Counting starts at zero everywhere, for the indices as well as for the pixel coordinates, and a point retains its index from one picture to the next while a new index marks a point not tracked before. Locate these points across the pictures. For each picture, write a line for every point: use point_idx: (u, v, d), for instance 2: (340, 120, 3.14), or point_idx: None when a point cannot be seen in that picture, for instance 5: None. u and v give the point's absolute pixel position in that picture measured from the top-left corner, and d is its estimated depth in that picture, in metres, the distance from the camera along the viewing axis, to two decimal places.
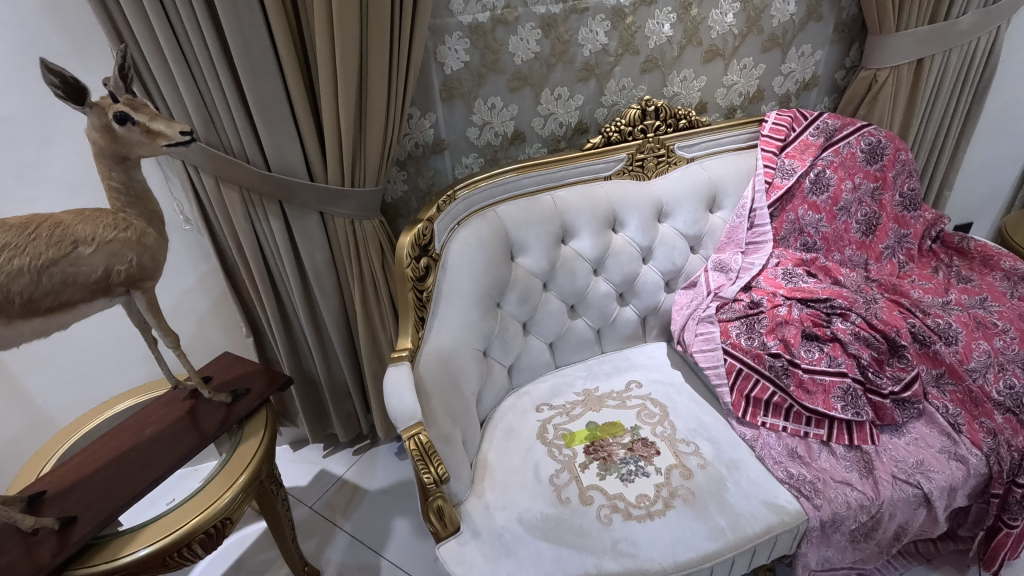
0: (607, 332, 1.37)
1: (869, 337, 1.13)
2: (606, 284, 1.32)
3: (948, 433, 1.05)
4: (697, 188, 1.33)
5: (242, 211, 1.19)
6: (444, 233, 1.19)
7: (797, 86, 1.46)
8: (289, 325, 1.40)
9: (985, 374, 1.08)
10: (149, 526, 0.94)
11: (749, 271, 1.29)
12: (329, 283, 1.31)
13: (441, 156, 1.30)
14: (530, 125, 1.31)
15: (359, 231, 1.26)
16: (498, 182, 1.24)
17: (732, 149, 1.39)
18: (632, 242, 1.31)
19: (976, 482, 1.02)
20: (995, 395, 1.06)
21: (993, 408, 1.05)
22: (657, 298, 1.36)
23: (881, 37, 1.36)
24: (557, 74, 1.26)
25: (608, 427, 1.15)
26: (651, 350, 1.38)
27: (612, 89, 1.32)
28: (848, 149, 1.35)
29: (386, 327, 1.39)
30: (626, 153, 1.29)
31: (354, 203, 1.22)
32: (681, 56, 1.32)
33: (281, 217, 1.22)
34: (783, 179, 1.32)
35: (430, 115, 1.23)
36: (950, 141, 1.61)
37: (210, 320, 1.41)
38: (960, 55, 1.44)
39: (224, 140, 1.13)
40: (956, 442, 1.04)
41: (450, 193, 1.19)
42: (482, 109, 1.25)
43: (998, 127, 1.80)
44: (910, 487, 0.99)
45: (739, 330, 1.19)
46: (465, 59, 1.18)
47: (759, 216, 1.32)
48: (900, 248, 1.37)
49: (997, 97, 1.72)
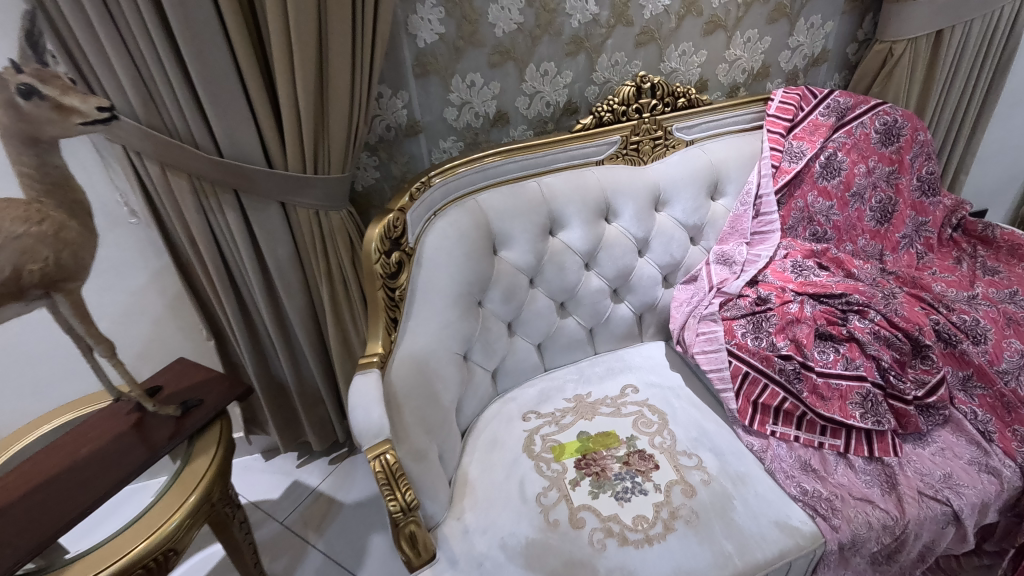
0: (600, 332, 1.25)
1: (890, 337, 1.01)
2: (599, 279, 1.20)
3: (977, 441, 0.95)
4: (697, 174, 1.21)
5: (194, 202, 1.07)
6: (418, 224, 1.08)
7: (804, 62, 1.34)
8: (254, 326, 1.28)
9: (1017, 376, 0.98)
10: (81, 559, 0.82)
11: (754, 265, 1.17)
12: (294, 281, 1.20)
13: (416, 139, 1.18)
14: (514, 105, 1.19)
15: (325, 223, 1.14)
16: (477, 168, 1.12)
17: (736, 130, 1.27)
18: (626, 233, 1.19)
19: (1010, 496, 0.91)
20: None
21: None
22: (654, 294, 1.25)
23: (897, 6, 1.24)
24: (543, 48, 1.14)
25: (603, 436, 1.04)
26: (648, 350, 1.27)
27: (604, 65, 1.20)
28: (861, 130, 1.24)
29: (359, 328, 1.28)
30: (620, 135, 1.18)
31: (318, 193, 1.10)
32: (680, 28, 1.20)
33: (237, 208, 1.10)
34: (791, 162, 1.21)
35: (403, 93, 1.11)
36: (965, 120, 1.50)
37: (166, 322, 1.29)
38: (983, 25, 1.32)
39: (170, 122, 1.01)
40: (987, 452, 0.93)
41: (425, 180, 1.07)
42: (460, 87, 1.13)
43: (1016, 107, 1.69)
44: (938, 504, 0.88)
45: (745, 329, 1.08)
46: (440, 30, 1.06)
47: (765, 203, 1.20)
48: (917, 237, 1.27)
49: (1017, 74, 1.61)
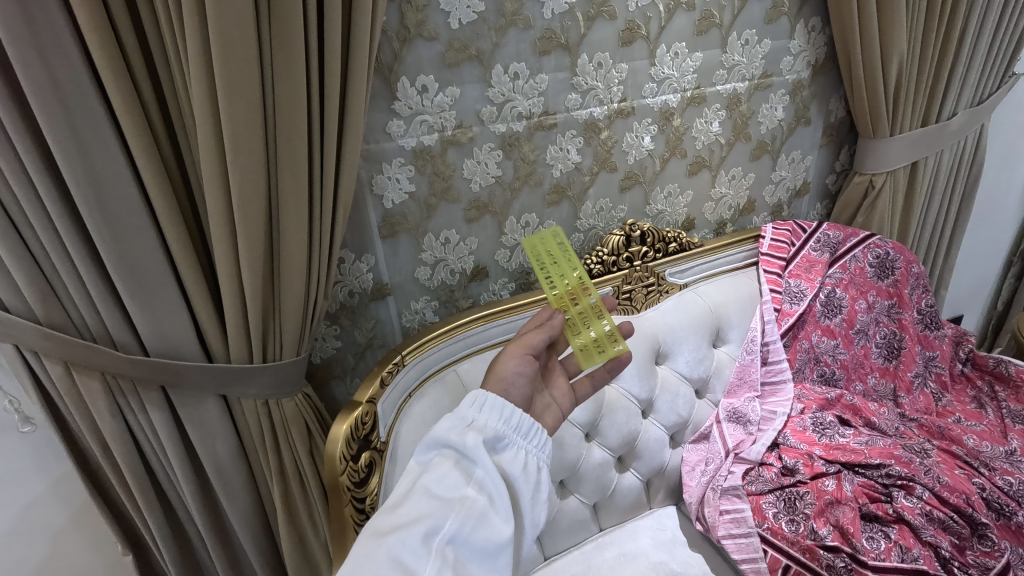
0: (605, 507, 1.07)
1: (944, 519, 0.87)
2: (602, 450, 1.03)
3: (921, 540, 0.86)
4: (697, 321, 1.11)
5: (109, 407, 0.86)
6: (390, 413, 0.90)
7: (789, 194, 1.28)
8: (183, 534, 1.03)
9: (960, 526, 0.87)
10: None
11: (771, 423, 1.06)
12: (237, 483, 0.96)
13: (384, 303, 1.01)
14: (493, 259, 1.06)
15: (275, 413, 0.93)
16: (459, 336, 1.00)
17: (729, 270, 1.18)
18: (628, 395, 1.04)
19: (925, 556, 0.84)
20: (965, 535, 0.86)
21: (943, 531, 0.87)
22: (661, 458, 1.09)
23: (873, 141, 1.21)
24: (522, 199, 1.03)
25: (609, 359, 0.83)
26: (659, 521, 1.10)
27: (588, 212, 1.09)
28: (856, 263, 1.19)
29: (319, 529, 1.02)
30: (611, 286, 1.05)
31: (264, 379, 0.89)
32: (664, 170, 1.12)
33: (165, 405, 0.88)
34: (793, 304, 1.13)
35: (368, 257, 0.95)
36: (935, 257, 1.46)
37: (70, 535, 1.02)
38: (951, 155, 1.30)
39: (81, 321, 0.82)
40: (899, 527, 0.87)
41: (398, 360, 0.92)
42: (433, 245, 0.99)
43: (1000, 224, 1.61)
44: (878, 535, 0.87)
45: (777, 509, 0.93)
46: (410, 189, 0.93)
47: (773, 350, 1.11)
48: (929, 374, 1.19)
49: (998, 200, 1.55)
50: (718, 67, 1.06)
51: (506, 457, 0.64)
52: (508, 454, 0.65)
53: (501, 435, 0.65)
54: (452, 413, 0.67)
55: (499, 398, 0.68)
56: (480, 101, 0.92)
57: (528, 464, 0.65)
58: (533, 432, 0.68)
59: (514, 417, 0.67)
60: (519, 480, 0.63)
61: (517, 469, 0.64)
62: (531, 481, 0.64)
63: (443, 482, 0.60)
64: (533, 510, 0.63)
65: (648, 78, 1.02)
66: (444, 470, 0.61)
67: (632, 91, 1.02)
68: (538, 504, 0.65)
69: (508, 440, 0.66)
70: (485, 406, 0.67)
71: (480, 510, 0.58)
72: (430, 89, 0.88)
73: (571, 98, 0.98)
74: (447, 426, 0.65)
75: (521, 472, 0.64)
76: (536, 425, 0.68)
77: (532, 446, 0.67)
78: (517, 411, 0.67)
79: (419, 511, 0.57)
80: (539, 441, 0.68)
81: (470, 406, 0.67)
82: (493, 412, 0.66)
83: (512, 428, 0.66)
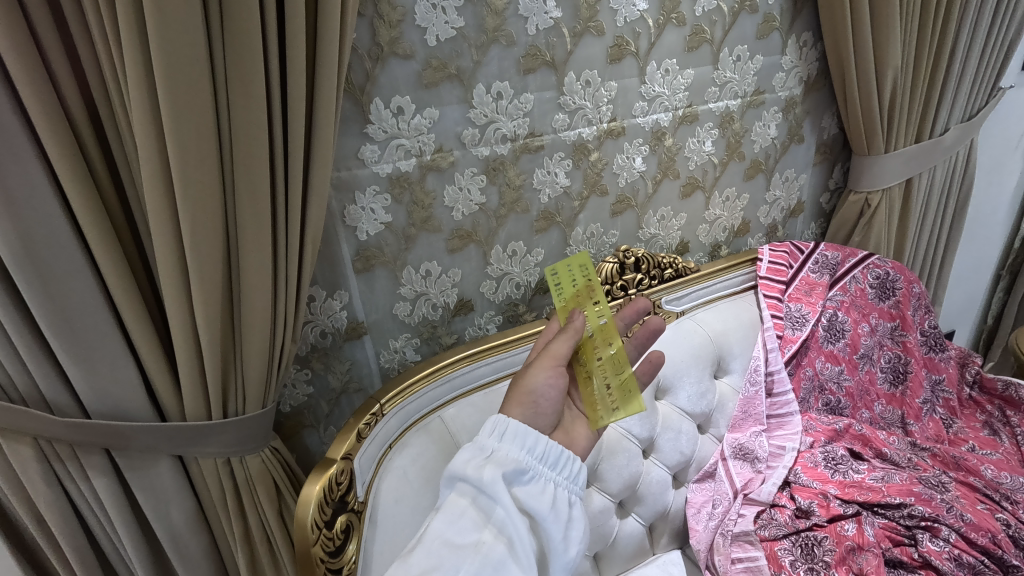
0: (608, 558, 0.95)
1: (975, 563, 0.82)
2: (603, 498, 0.92)
3: None
4: (698, 351, 1.04)
5: (42, 477, 0.74)
6: (369, 469, 0.81)
7: (783, 214, 1.23)
8: None
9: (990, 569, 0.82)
10: None
11: (780, 460, 1.01)
12: (197, 554, 0.84)
13: (360, 342, 0.92)
14: (478, 291, 0.98)
15: (238, 472, 0.82)
16: (444, 378, 0.91)
17: (726, 295, 1.12)
18: (629, 435, 0.95)
19: None
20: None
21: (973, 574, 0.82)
22: (665, 500, 1.00)
23: (868, 158, 1.18)
24: (509, 226, 0.96)
25: None
26: (664, 569, 0.98)
27: (578, 238, 1.02)
28: (856, 285, 1.15)
29: None
30: None
31: (225, 436, 0.79)
32: (657, 193, 1.06)
33: (110, 471, 0.77)
34: (795, 330, 1.08)
35: (341, 294, 0.86)
36: (928, 275, 1.43)
37: None
38: (943, 171, 1.28)
39: (8, 379, 0.71)
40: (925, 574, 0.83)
41: (376, 410, 0.83)
42: (413, 279, 0.91)
43: (988, 239, 1.59)
44: None
45: (794, 556, 0.86)
46: (386, 219, 0.85)
47: (777, 380, 1.06)
48: (936, 399, 1.15)
49: (986, 214, 1.53)
50: (710, 84, 1.02)
51: (531, 492, 0.57)
52: (533, 488, 0.57)
53: (522, 468, 0.57)
54: (470, 442, 0.60)
55: (521, 424, 0.59)
56: (461, 123, 0.85)
57: (557, 498, 0.57)
58: (563, 461, 0.60)
59: (539, 446, 0.58)
60: (547, 518, 0.56)
61: (544, 507, 0.56)
62: (560, 519, 0.56)
63: (456, 527, 0.53)
64: (564, 551, 0.55)
65: (639, 96, 0.97)
66: (458, 511, 0.54)
67: (623, 111, 0.96)
68: (570, 544, 0.56)
69: (532, 472, 0.57)
70: (507, 436, 0.58)
71: (496, 558, 0.51)
72: (406, 111, 0.80)
73: (558, 118, 0.91)
74: (464, 459, 0.58)
75: (550, 510, 0.56)
76: (566, 453, 0.60)
77: (560, 477, 0.59)
78: (543, 439, 0.59)
79: (431, 562, 0.51)
80: (569, 471, 0.60)
81: (489, 435, 0.59)
82: (516, 440, 0.58)
83: (535, 459, 0.58)
